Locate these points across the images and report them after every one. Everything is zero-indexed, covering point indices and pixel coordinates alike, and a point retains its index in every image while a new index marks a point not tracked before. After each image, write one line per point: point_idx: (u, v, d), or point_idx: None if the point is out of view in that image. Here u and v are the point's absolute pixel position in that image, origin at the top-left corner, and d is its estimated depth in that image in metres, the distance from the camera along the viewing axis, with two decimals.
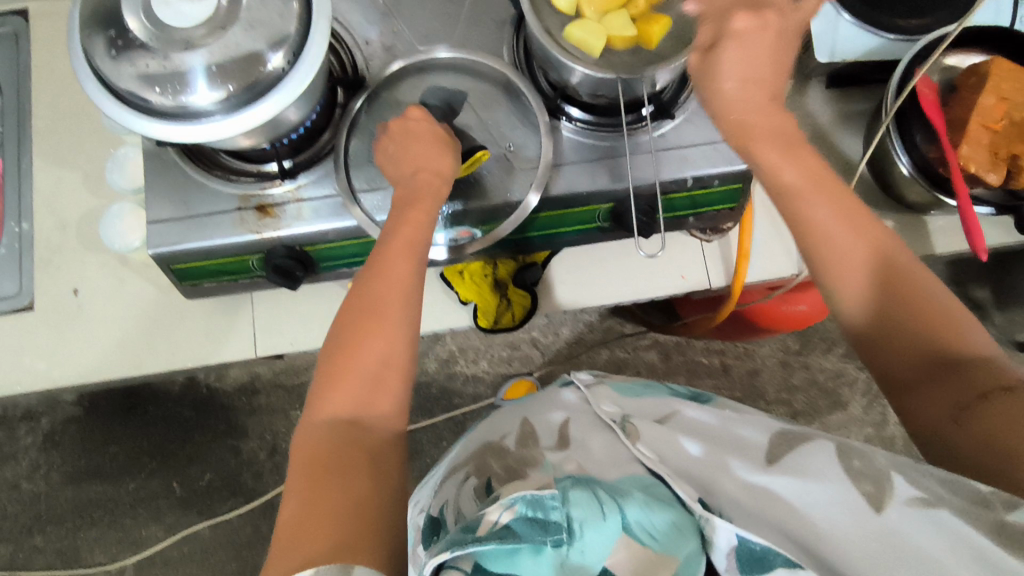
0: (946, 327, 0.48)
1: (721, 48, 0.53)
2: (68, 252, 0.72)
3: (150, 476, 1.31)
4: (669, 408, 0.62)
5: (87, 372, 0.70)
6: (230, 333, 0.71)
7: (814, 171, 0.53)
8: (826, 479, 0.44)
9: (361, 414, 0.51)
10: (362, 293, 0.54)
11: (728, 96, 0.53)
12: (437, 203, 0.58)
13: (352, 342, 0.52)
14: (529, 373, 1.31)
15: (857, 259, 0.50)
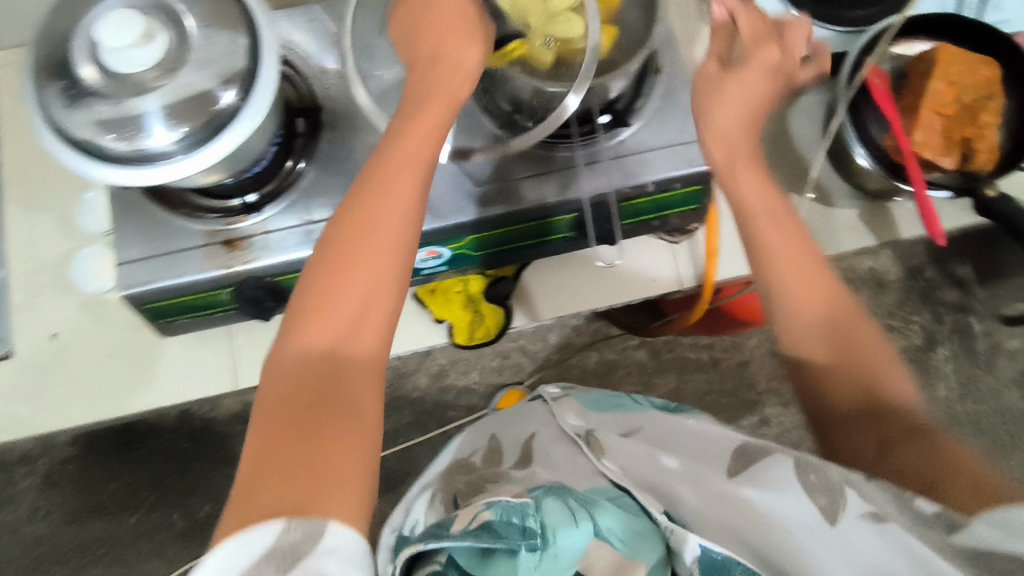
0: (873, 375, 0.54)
1: (723, 80, 0.62)
2: (45, 298, 0.72)
3: (151, 510, 1.31)
4: (636, 422, 0.65)
5: (69, 416, 0.70)
6: (210, 368, 0.72)
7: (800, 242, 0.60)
8: (783, 486, 0.46)
9: (344, 342, 0.51)
10: (352, 223, 0.53)
11: (720, 121, 0.61)
12: (450, 102, 0.58)
13: (339, 273, 0.52)
14: (519, 381, 1.31)
15: (846, 335, 0.56)
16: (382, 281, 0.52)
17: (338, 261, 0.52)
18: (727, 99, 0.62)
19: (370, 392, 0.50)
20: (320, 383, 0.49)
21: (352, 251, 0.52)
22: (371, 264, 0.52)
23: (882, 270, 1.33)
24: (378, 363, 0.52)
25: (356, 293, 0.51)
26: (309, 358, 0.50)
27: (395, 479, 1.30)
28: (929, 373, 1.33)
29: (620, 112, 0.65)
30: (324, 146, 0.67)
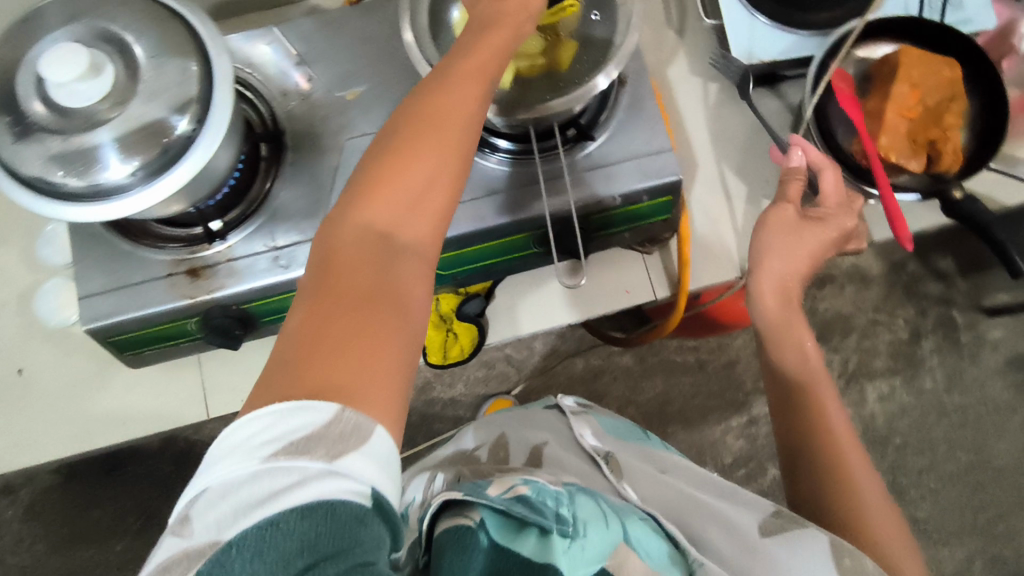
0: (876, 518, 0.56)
1: (776, 245, 0.62)
2: (9, 333, 0.71)
3: (137, 536, 1.29)
4: (666, 458, 0.69)
5: (35, 454, 0.69)
6: (181, 397, 0.71)
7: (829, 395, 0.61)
8: (814, 554, 0.49)
9: (401, 225, 0.47)
10: (415, 116, 0.49)
11: (771, 275, 0.62)
12: (520, 33, 0.53)
13: (395, 161, 0.48)
14: (506, 391, 1.31)
15: (870, 495, 0.56)
16: (438, 179, 0.48)
17: (396, 152, 0.48)
18: (789, 251, 0.62)
19: (422, 282, 0.47)
20: (375, 263, 0.45)
21: (420, 133, 0.48)
22: (438, 150, 0.48)
23: (865, 266, 1.34)
24: (429, 254, 0.48)
25: (412, 187, 0.48)
26: (367, 235, 0.46)
27: None
28: (916, 367, 1.33)
29: (585, 126, 0.64)
30: (287, 169, 0.66)
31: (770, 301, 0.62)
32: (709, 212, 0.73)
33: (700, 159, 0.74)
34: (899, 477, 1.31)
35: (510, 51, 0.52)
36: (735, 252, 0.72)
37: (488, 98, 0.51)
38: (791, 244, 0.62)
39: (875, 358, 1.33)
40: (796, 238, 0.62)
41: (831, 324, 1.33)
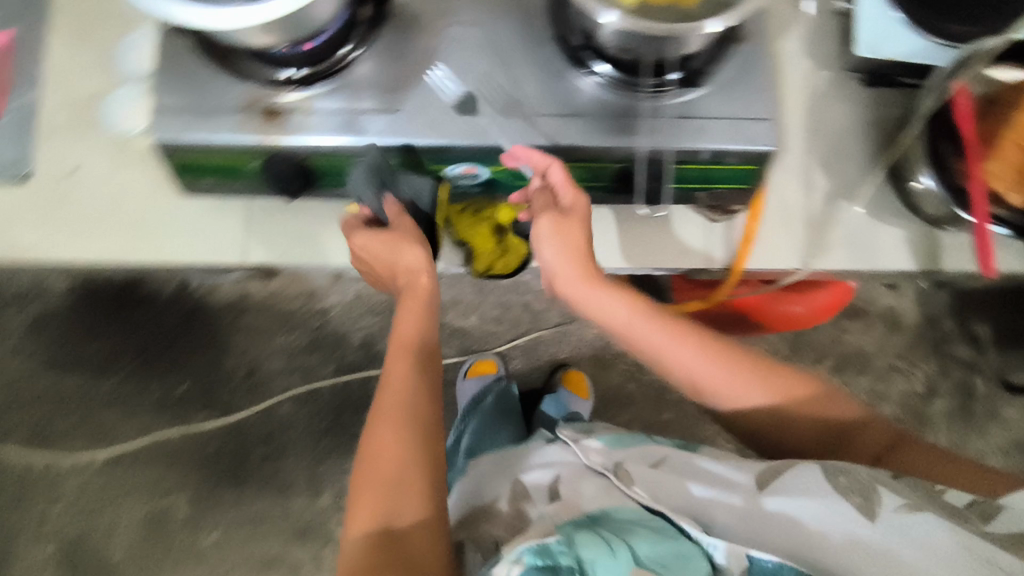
0: (761, 396, 0.65)
1: (542, 233, 0.63)
2: (70, 130, 0.71)
3: (129, 376, 1.29)
4: (659, 456, 0.73)
5: (74, 254, 0.69)
6: (221, 235, 0.70)
7: (728, 384, 0.64)
8: (819, 496, 0.58)
9: (394, 513, 0.56)
10: (377, 419, 0.60)
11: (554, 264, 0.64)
12: (428, 359, 0.64)
13: (373, 466, 0.58)
14: (516, 335, 1.31)
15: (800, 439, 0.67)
16: (406, 459, 0.58)
17: (368, 458, 0.58)
18: (566, 242, 0.63)
19: (426, 537, 0.57)
20: (382, 558, 0.54)
21: (382, 438, 0.58)
22: (399, 434, 0.58)
23: (900, 310, 1.32)
24: (430, 515, 0.57)
25: (389, 481, 0.57)
26: (370, 544, 0.55)
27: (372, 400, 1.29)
28: (926, 426, 1.30)
29: (693, 71, 0.62)
30: (386, 38, 0.64)
31: (614, 303, 0.64)
32: (788, 196, 0.71)
33: (791, 139, 0.72)
34: None
35: (431, 314, 0.65)
36: (801, 242, 0.70)
37: (424, 366, 0.63)
38: (566, 243, 0.63)
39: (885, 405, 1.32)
40: (564, 234, 0.63)
41: (850, 358, 1.31)
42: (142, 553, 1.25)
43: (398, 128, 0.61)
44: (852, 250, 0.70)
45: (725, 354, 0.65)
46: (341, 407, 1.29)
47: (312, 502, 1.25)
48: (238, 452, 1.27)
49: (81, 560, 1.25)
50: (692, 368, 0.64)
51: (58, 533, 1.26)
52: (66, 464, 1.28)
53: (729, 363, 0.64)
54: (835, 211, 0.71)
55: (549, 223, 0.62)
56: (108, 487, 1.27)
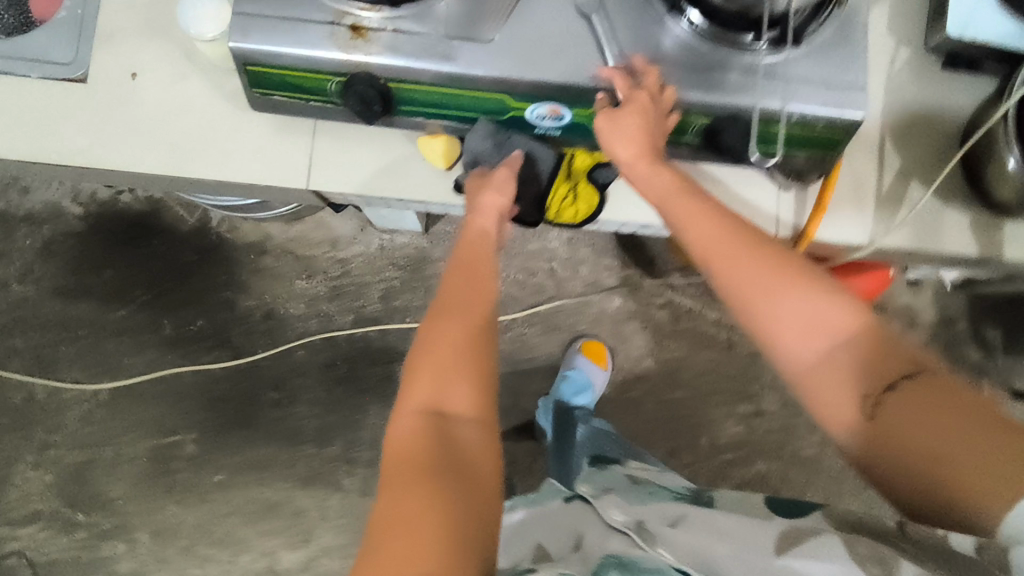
0: (779, 296, 0.52)
1: (597, 119, 0.60)
2: (133, 33, 0.67)
3: (141, 307, 1.26)
4: (676, 511, 0.66)
5: (130, 162, 0.66)
6: (284, 157, 0.68)
7: (738, 262, 0.53)
8: (838, 563, 0.50)
9: (444, 399, 0.53)
10: (433, 313, 0.57)
11: (603, 137, 0.60)
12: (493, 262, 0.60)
13: (427, 347, 0.55)
14: (538, 301, 1.30)
15: (796, 338, 0.51)
16: (462, 348, 0.54)
17: (422, 346, 0.55)
18: (617, 130, 0.59)
19: (478, 428, 0.53)
20: (430, 442, 0.51)
21: (439, 328, 0.55)
22: (456, 325, 0.55)
23: (917, 309, 1.34)
24: (483, 405, 0.53)
25: (440, 364, 0.54)
26: (422, 430, 0.52)
27: (388, 354, 1.27)
28: None
29: (793, 30, 0.60)
30: None
31: (656, 174, 0.58)
32: (861, 171, 0.71)
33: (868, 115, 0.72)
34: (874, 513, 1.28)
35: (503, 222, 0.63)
36: (868, 218, 0.70)
37: (488, 270, 0.60)
38: (626, 131, 0.58)
39: None
40: (615, 122, 0.59)
41: None
42: (145, 489, 1.23)
43: (483, 58, 0.59)
44: (918, 233, 0.70)
45: (756, 246, 0.54)
46: (355, 356, 1.27)
47: (321, 451, 1.24)
48: (246, 396, 1.25)
49: (81, 489, 1.23)
50: (705, 244, 0.55)
51: (58, 462, 1.23)
52: (70, 393, 1.24)
53: (752, 255, 0.53)
54: (904, 193, 0.71)
55: (602, 118, 0.59)
56: (113, 418, 1.24)
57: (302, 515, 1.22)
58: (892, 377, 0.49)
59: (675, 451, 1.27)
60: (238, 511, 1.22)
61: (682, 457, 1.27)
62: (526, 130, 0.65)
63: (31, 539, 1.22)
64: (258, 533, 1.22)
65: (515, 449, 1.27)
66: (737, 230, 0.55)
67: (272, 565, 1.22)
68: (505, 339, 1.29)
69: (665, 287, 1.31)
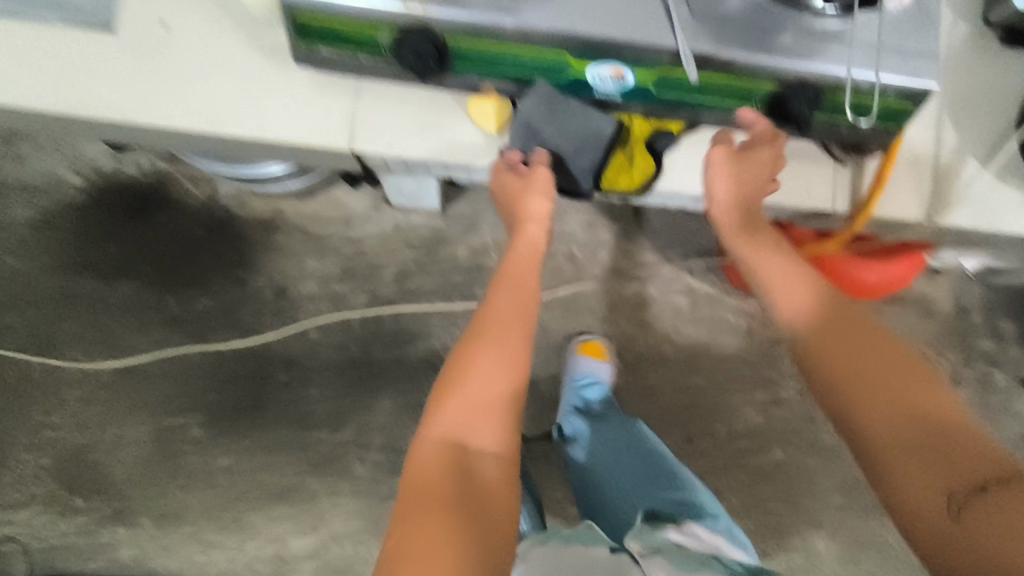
0: (865, 362, 0.54)
1: (719, 152, 0.64)
2: None
3: (145, 284, 1.21)
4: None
5: (160, 118, 0.62)
6: (325, 117, 0.64)
7: (826, 326, 0.57)
8: None
9: (471, 432, 0.56)
10: (471, 342, 0.60)
11: (720, 183, 0.64)
12: (528, 284, 0.64)
13: (461, 376, 0.57)
14: (556, 284, 1.27)
15: (880, 416, 0.52)
16: (496, 382, 0.57)
17: (457, 372, 0.58)
18: (741, 178, 0.63)
19: (494, 462, 0.55)
20: (452, 470, 0.53)
21: (478, 359, 0.58)
22: (493, 358, 0.58)
23: (932, 300, 1.34)
24: (503, 442, 0.56)
25: (475, 396, 0.57)
26: (444, 458, 0.54)
27: (403, 336, 1.23)
28: None
29: None
30: None
31: (760, 241, 0.64)
32: (919, 148, 0.69)
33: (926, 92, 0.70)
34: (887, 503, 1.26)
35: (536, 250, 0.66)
36: (925, 196, 0.69)
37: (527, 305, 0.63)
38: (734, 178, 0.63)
39: None
40: (742, 164, 0.62)
41: None
42: (148, 472, 1.18)
43: (547, 12, 0.56)
44: (974, 210, 0.69)
45: (854, 324, 0.57)
46: (368, 338, 1.23)
47: (332, 435, 1.20)
48: (255, 377, 1.21)
49: (81, 473, 1.18)
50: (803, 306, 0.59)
51: (56, 443, 1.18)
52: (69, 372, 1.19)
53: (850, 328, 0.56)
54: (960, 171, 0.69)
55: (724, 151, 0.63)
56: (115, 399, 1.19)
57: (313, 501, 1.19)
58: (982, 478, 0.47)
59: (693, 438, 1.26)
60: (246, 496, 1.18)
61: (699, 444, 1.26)
62: (584, 93, 0.62)
63: (27, 524, 1.17)
64: (268, 518, 1.18)
65: (532, 434, 1.25)
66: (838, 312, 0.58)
67: (282, 551, 1.18)
68: None
69: (685, 272, 1.28)
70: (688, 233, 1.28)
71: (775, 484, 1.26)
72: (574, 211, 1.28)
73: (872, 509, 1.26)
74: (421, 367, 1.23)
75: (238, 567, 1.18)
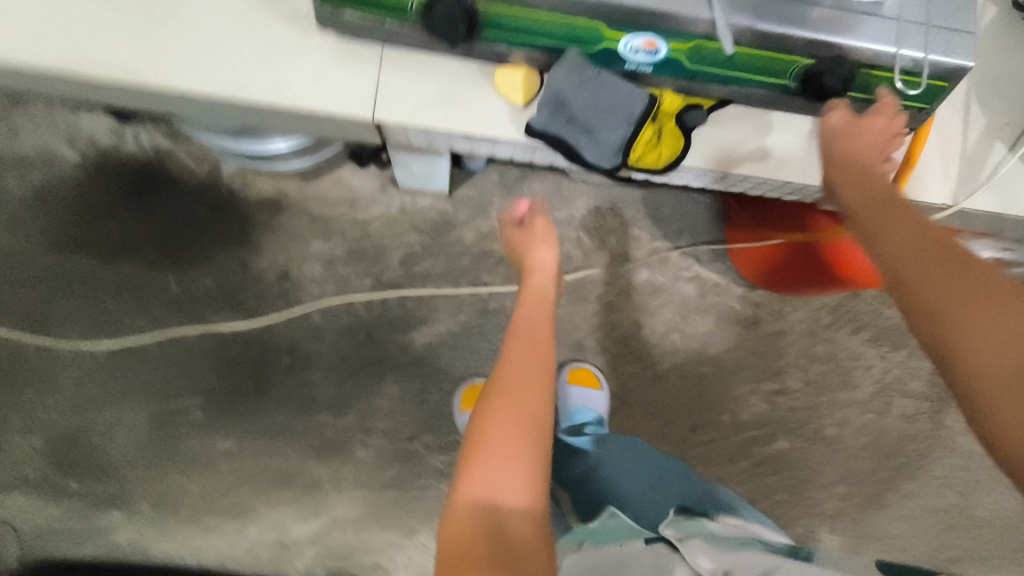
0: (976, 273, 0.42)
1: (836, 115, 0.59)
2: None
3: (145, 263, 1.18)
4: (766, 564, 0.52)
5: (173, 81, 0.60)
6: (347, 86, 0.62)
7: (927, 236, 0.45)
8: None
9: (498, 488, 0.50)
10: (492, 386, 0.56)
11: (836, 140, 0.58)
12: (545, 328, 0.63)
13: (482, 424, 0.53)
14: (564, 271, 1.26)
15: (995, 340, 0.39)
16: (518, 427, 0.53)
17: (477, 422, 0.54)
18: (854, 134, 0.58)
19: (526, 520, 0.49)
20: (482, 534, 0.48)
21: (497, 406, 0.54)
22: (511, 402, 0.54)
23: None
24: (533, 493, 0.51)
25: (497, 444, 0.52)
26: (473, 521, 0.49)
27: (408, 321, 1.21)
28: (945, 403, 1.27)
29: None
30: None
31: (855, 178, 0.54)
32: (948, 131, 0.69)
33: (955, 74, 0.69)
34: (889, 494, 1.26)
35: (551, 296, 0.67)
36: (954, 179, 0.68)
37: (543, 346, 0.60)
38: (852, 141, 0.57)
39: (914, 379, 1.28)
40: (856, 132, 0.58)
41: (887, 332, 1.28)
42: (146, 456, 1.16)
43: None
44: (1001, 194, 0.68)
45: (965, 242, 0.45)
46: (373, 323, 1.21)
47: (336, 420, 1.18)
48: (258, 360, 1.19)
49: (75, 455, 1.15)
50: (897, 222, 0.47)
51: (50, 425, 1.15)
52: (64, 352, 1.16)
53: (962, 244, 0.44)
54: (987, 154, 0.69)
55: (844, 112, 0.59)
56: (112, 381, 1.16)
57: (315, 486, 1.17)
58: None
59: (698, 428, 1.26)
60: (247, 481, 1.16)
61: (704, 434, 1.25)
62: (615, 65, 0.61)
63: (19, 507, 1.14)
64: (268, 504, 1.16)
65: None
66: (916, 228, 0.46)
67: (282, 537, 1.16)
68: None
69: (693, 260, 1.27)
70: (696, 223, 1.28)
71: (780, 475, 1.25)
72: (582, 197, 1.27)
73: (875, 500, 1.26)
74: (426, 352, 1.21)
75: (237, 552, 1.16)
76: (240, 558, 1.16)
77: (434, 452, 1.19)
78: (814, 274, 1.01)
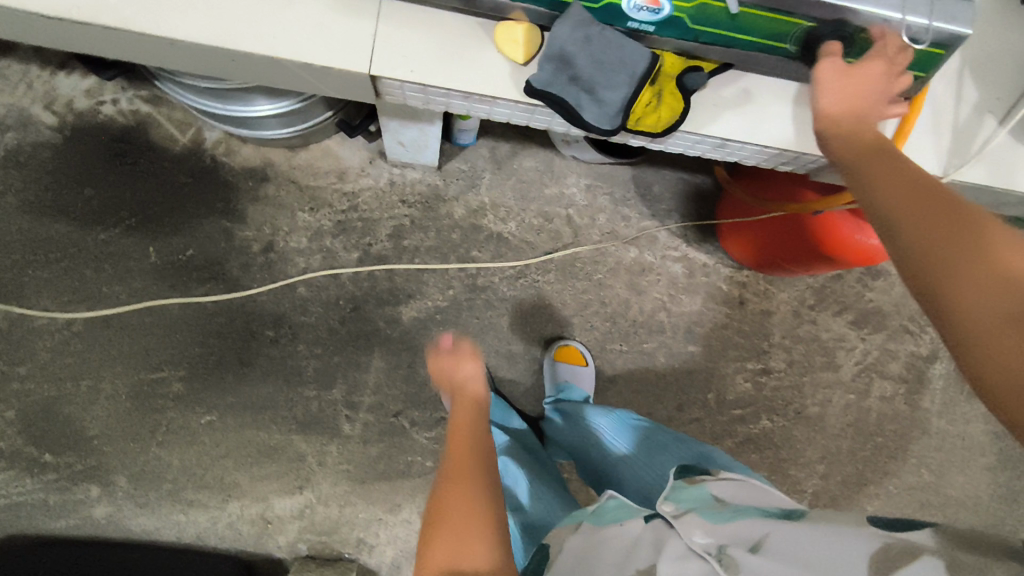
0: (958, 231, 0.42)
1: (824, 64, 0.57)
2: None
3: (125, 232, 1.15)
4: (759, 532, 0.52)
5: (162, 28, 0.58)
6: (344, 39, 0.60)
7: (917, 194, 0.45)
8: None
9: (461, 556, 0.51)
10: (446, 481, 0.58)
11: (827, 92, 0.56)
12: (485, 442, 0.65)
13: (440, 509, 0.55)
14: (553, 248, 1.25)
15: (971, 297, 0.40)
16: (472, 506, 0.54)
17: (435, 513, 0.55)
18: (843, 86, 0.56)
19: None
20: None
21: (452, 491, 0.56)
22: (462, 487, 0.56)
23: None
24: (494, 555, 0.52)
25: (455, 520, 0.53)
26: None
27: (396, 295, 1.20)
28: (923, 385, 1.30)
29: None
30: None
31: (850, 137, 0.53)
32: (942, 103, 0.69)
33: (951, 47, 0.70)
34: (867, 472, 1.28)
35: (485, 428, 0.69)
36: (945, 149, 0.69)
37: (483, 445, 0.64)
38: (844, 89, 0.56)
39: (893, 361, 1.30)
40: (849, 76, 0.56)
41: (869, 313, 1.30)
42: (126, 428, 1.13)
43: None
44: (991, 166, 0.68)
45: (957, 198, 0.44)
46: (360, 296, 1.19)
47: (322, 394, 1.17)
48: (241, 333, 1.16)
49: (51, 427, 1.12)
50: (886, 181, 0.47)
51: (24, 397, 1.12)
52: (39, 322, 1.13)
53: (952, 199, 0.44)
54: (979, 126, 0.69)
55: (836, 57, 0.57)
56: (90, 351, 1.13)
57: (300, 461, 1.16)
58: None
59: (683, 407, 1.26)
60: (230, 455, 1.14)
61: (688, 412, 1.27)
62: (618, 23, 0.60)
63: None
64: (253, 478, 1.15)
65: (525, 399, 1.24)
66: (907, 183, 0.46)
67: (266, 512, 1.14)
68: (518, 285, 1.23)
69: (681, 240, 1.28)
70: (685, 202, 1.28)
71: (762, 452, 1.27)
72: (574, 173, 1.27)
73: (855, 478, 1.28)
74: (413, 327, 1.20)
75: (220, 527, 1.14)
76: (223, 533, 1.14)
77: (421, 428, 1.18)
78: (802, 247, 1.00)
